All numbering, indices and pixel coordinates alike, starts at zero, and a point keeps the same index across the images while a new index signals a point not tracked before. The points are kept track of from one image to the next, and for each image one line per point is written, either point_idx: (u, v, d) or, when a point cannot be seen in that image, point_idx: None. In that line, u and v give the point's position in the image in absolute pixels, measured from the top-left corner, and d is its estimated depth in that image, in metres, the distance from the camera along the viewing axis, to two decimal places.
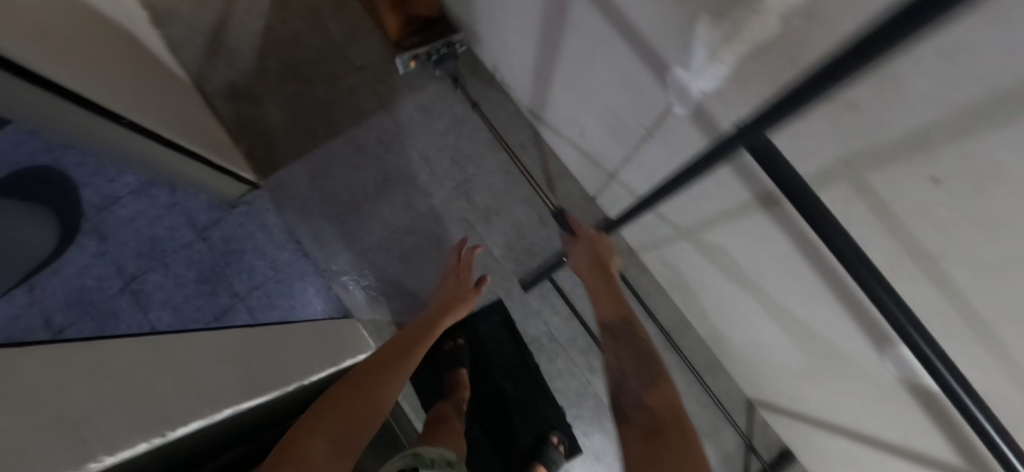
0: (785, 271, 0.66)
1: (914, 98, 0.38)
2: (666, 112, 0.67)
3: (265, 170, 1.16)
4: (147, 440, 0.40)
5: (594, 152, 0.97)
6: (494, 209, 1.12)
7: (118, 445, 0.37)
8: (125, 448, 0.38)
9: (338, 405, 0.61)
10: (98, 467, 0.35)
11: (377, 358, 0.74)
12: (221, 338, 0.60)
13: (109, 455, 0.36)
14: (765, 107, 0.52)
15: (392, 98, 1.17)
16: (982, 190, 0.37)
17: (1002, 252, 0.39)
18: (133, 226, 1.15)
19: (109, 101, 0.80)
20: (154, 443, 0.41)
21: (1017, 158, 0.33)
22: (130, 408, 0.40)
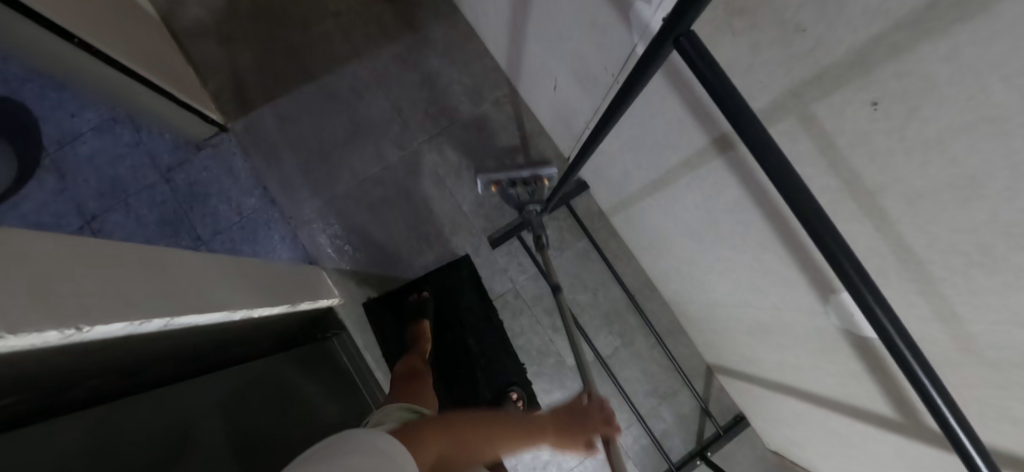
0: (740, 222, 0.66)
1: (852, 13, 0.37)
2: (630, 54, 0.66)
3: (233, 113, 1.13)
4: (59, 331, 0.39)
5: (567, 108, 0.96)
6: (466, 166, 1.11)
7: (23, 326, 0.36)
8: (32, 332, 0.36)
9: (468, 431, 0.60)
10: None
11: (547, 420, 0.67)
12: (160, 255, 0.59)
13: (12, 335, 0.35)
14: (719, 39, 0.51)
15: (367, 46, 1.14)
16: (913, 111, 0.37)
17: (931, 177, 0.39)
18: (94, 163, 1.12)
19: (59, 16, 0.76)
20: (66, 336, 0.40)
21: (944, 67, 0.33)
22: (43, 295, 0.39)
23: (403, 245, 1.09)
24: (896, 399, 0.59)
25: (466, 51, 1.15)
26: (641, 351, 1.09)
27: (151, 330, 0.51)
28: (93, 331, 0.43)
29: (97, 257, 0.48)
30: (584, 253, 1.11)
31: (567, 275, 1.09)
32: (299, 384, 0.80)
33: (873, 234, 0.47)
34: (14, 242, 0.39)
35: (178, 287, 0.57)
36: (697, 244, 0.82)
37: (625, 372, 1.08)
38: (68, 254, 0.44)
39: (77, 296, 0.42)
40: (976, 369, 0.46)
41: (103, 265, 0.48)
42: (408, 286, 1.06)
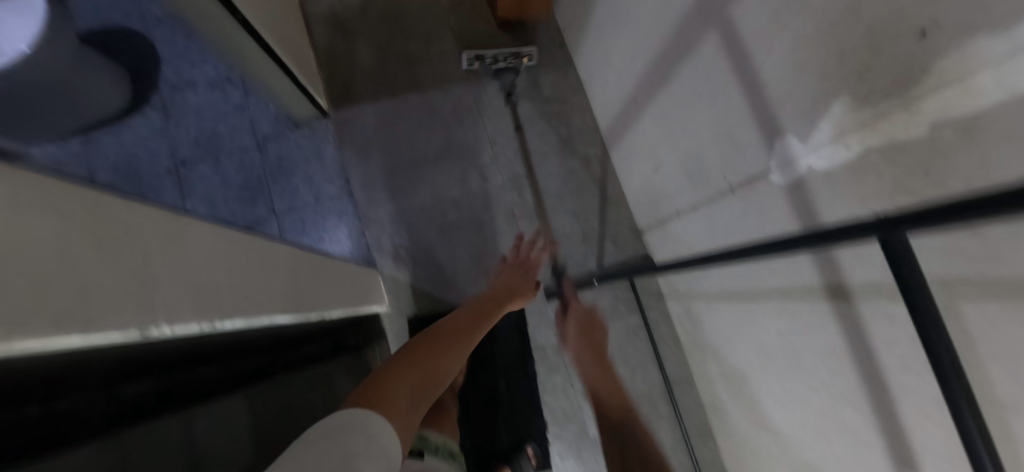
0: (827, 365, 0.65)
1: None
2: (759, 176, 0.67)
3: (337, 102, 1.17)
4: (201, 324, 0.41)
5: (662, 190, 0.96)
6: (541, 211, 1.12)
7: (177, 320, 0.38)
8: (181, 325, 0.38)
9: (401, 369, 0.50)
10: (157, 333, 0.35)
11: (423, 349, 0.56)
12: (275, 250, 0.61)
13: (168, 327, 0.37)
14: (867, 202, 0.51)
15: (480, 74, 1.18)
16: None
17: None
18: (199, 114, 1.17)
19: None
20: (204, 329, 0.42)
21: None
22: (194, 289, 0.41)
23: (462, 271, 1.10)
24: None
25: (570, 103, 1.18)
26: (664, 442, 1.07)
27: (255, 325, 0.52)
28: (220, 326, 0.44)
29: (230, 246, 0.50)
30: (633, 328, 1.10)
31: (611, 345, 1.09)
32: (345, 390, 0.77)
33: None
34: (181, 234, 0.42)
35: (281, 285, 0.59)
36: (764, 366, 0.80)
37: None
38: (210, 243, 0.46)
39: (216, 289, 0.44)
40: None
41: (232, 255, 0.50)
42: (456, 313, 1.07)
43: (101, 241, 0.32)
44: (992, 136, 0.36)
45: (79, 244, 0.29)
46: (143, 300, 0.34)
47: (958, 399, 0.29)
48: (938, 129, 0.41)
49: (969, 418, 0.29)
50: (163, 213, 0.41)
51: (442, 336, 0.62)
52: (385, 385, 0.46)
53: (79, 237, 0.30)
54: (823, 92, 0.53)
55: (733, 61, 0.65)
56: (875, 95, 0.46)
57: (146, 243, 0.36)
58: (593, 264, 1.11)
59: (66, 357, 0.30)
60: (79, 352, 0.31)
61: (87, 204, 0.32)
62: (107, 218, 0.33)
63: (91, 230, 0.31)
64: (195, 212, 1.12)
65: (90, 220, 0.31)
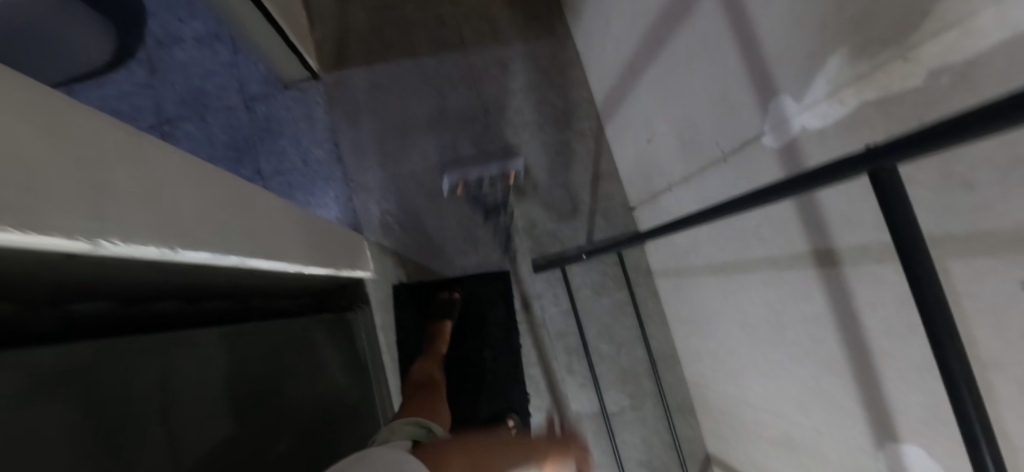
0: (811, 334, 0.64)
1: None
2: (751, 140, 0.65)
3: (328, 64, 1.13)
4: (159, 246, 0.39)
5: (655, 163, 0.95)
6: (533, 183, 1.11)
7: (132, 237, 0.35)
8: (136, 243, 0.36)
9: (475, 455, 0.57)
10: (109, 246, 0.33)
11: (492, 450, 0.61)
12: (253, 193, 0.59)
13: (121, 241, 0.34)
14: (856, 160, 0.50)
15: (476, 41, 1.15)
16: None
17: None
18: (185, 71, 1.14)
19: None
20: (164, 253, 0.39)
21: None
22: (152, 210, 0.38)
23: (451, 241, 1.08)
24: None
25: (566, 75, 1.15)
26: (646, 418, 1.07)
27: (226, 264, 0.50)
28: (186, 254, 0.42)
29: (202, 178, 0.48)
30: (621, 305, 1.09)
31: (597, 321, 1.08)
32: (321, 340, 0.80)
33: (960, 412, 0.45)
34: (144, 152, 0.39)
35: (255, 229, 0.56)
36: (749, 340, 0.79)
37: (625, 433, 1.06)
38: (178, 170, 0.44)
39: (179, 216, 0.42)
40: None
41: (203, 188, 0.47)
42: (442, 283, 1.06)
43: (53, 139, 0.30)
44: (991, 77, 0.35)
45: (32, 136, 0.28)
46: (99, 209, 0.32)
47: (939, 330, 0.28)
48: (935, 74, 0.39)
49: (949, 350, 0.28)
50: (127, 127, 0.38)
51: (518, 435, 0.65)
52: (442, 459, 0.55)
53: (32, 129, 0.28)
54: (822, 46, 0.51)
55: (732, 19, 0.63)
56: (875, 41, 0.44)
57: (103, 153, 0.34)
58: (583, 239, 1.09)
59: (18, 253, 0.28)
60: (32, 252, 0.29)
61: (41, 99, 0.29)
62: (62, 116, 0.31)
63: (44, 125, 0.29)
64: None
65: (45, 116, 0.29)
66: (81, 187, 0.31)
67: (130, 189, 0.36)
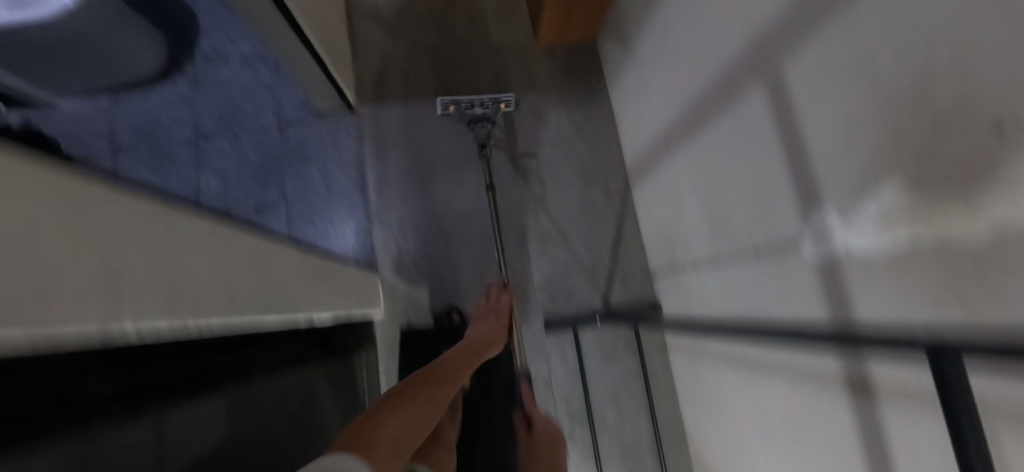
0: (835, 457, 0.60)
1: None
2: (788, 244, 0.63)
3: (365, 96, 1.15)
4: (171, 322, 0.38)
5: (681, 236, 0.92)
6: (554, 237, 1.09)
7: (144, 319, 0.35)
8: (148, 323, 0.35)
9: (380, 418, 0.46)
10: (120, 333, 0.33)
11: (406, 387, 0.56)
12: (273, 245, 0.59)
13: (133, 325, 0.34)
14: (901, 296, 0.47)
15: (512, 89, 1.16)
16: None
17: None
18: (227, 89, 1.17)
19: None
20: (175, 327, 0.39)
21: None
22: (169, 286, 0.38)
23: (464, 287, 1.07)
24: None
25: (598, 131, 1.15)
26: None
27: (237, 324, 0.50)
28: (197, 322, 0.42)
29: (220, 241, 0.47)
30: (630, 372, 1.06)
31: (604, 386, 1.05)
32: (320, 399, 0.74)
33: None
34: (171, 223, 0.39)
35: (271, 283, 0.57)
36: (765, 442, 0.75)
37: None
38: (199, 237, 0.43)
39: (197, 286, 0.42)
40: None
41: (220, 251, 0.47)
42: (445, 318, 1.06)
43: (78, 231, 0.29)
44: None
45: (55, 233, 0.27)
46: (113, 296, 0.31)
47: None
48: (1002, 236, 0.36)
49: None
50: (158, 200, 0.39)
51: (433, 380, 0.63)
52: (371, 435, 0.42)
53: (57, 226, 0.27)
54: (877, 170, 0.48)
55: (779, 119, 0.61)
56: (936, 183, 0.42)
57: (126, 234, 0.34)
58: (599, 301, 1.07)
59: (38, 352, 0.27)
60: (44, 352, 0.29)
61: (75, 188, 0.29)
62: (98, 203, 0.31)
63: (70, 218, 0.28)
64: (207, 185, 1.11)
65: (73, 208, 0.29)
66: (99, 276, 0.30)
67: (149, 268, 0.35)
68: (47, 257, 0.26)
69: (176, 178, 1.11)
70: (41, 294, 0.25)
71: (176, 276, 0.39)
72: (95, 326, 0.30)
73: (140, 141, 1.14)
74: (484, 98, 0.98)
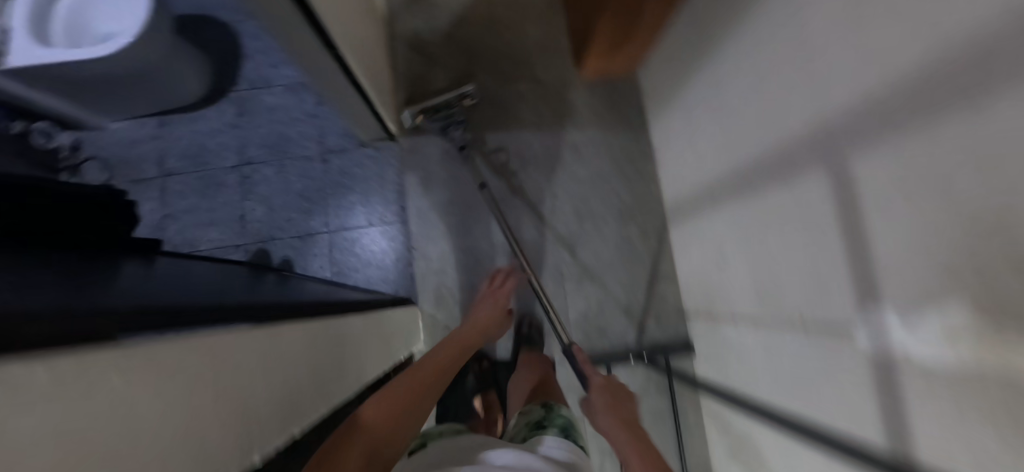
0: None
1: None
2: (843, 327, 0.63)
3: (406, 127, 1.16)
4: (283, 435, 0.42)
5: (725, 286, 0.92)
6: (592, 275, 1.11)
7: (269, 440, 0.39)
8: (270, 446, 0.39)
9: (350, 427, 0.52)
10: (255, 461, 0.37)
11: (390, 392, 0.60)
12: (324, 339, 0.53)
13: (258, 455, 0.37)
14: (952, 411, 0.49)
15: (552, 123, 1.17)
16: None
17: None
18: (271, 116, 1.18)
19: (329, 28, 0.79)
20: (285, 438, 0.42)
21: None
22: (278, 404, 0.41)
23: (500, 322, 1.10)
24: None
25: (639, 169, 1.16)
26: None
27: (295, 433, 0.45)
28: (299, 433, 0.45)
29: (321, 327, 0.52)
30: (658, 411, 1.09)
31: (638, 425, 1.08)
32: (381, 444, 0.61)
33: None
34: (276, 346, 0.42)
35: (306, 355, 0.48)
36: None
37: None
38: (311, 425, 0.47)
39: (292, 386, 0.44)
40: None
41: (307, 393, 0.47)
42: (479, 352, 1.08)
43: (216, 382, 0.32)
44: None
45: (200, 404, 0.30)
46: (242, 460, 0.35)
47: None
48: None
49: None
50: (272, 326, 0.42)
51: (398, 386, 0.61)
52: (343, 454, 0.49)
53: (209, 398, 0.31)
54: (944, 287, 0.48)
55: (840, 207, 0.62)
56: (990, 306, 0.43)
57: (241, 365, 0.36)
58: (632, 337, 1.10)
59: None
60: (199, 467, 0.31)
61: (217, 337, 0.33)
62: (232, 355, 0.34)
63: (208, 398, 0.31)
64: (253, 213, 1.14)
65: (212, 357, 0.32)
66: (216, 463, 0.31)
67: (263, 397, 0.38)
68: (198, 408, 0.30)
69: (222, 204, 1.14)
70: (192, 457, 0.29)
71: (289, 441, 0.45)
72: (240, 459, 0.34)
73: (187, 166, 1.17)
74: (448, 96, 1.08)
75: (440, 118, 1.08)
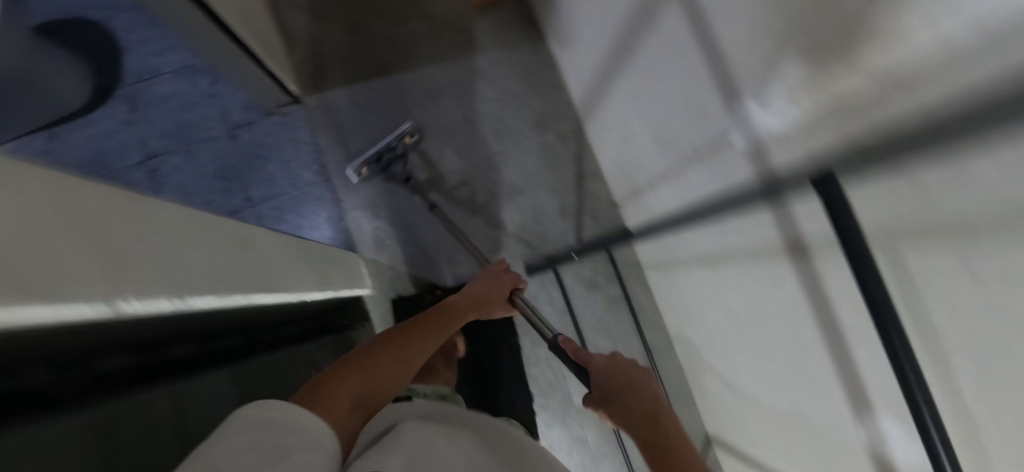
0: (789, 324, 0.67)
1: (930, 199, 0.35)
2: (722, 138, 0.68)
3: (307, 86, 1.15)
4: (170, 300, 0.41)
5: (636, 158, 0.98)
6: (522, 188, 1.15)
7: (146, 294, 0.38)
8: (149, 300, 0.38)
9: (355, 362, 0.55)
10: (131, 307, 0.36)
11: (388, 344, 0.60)
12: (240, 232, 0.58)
13: (137, 300, 0.36)
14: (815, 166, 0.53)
15: (451, 53, 1.17)
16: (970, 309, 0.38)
17: None
18: (166, 105, 1.14)
19: None
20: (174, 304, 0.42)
21: None
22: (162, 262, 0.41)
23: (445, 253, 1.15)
24: None
25: (545, 79, 1.18)
26: None
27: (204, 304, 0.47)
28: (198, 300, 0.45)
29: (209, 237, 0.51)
30: (613, 298, 1.10)
31: (596, 319, 1.10)
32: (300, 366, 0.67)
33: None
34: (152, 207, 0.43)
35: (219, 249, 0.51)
36: (736, 327, 0.82)
37: None
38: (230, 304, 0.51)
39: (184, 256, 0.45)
40: None
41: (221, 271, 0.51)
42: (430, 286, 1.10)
43: (73, 204, 0.32)
44: (900, 117, 0.37)
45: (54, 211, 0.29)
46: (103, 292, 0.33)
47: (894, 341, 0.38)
48: (883, 80, 0.38)
49: (906, 365, 0.37)
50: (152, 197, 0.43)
51: (396, 342, 0.61)
52: (331, 387, 0.49)
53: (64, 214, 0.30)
54: (776, 51, 0.53)
55: (694, 28, 0.67)
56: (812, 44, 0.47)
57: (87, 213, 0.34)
58: (572, 236, 1.15)
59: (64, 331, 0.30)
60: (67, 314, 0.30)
61: (77, 178, 0.34)
62: (99, 193, 0.35)
63: (66, 229, 0.30)
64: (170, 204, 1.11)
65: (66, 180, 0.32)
66: (79, 281, 0.30)
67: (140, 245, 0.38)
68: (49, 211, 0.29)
69: None
70: (49, 254, 0.28)
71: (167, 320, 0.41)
72: (108, 298, 0.33)
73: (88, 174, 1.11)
74: (389, 139, 1.05)
75: (382, 162, 1.07)
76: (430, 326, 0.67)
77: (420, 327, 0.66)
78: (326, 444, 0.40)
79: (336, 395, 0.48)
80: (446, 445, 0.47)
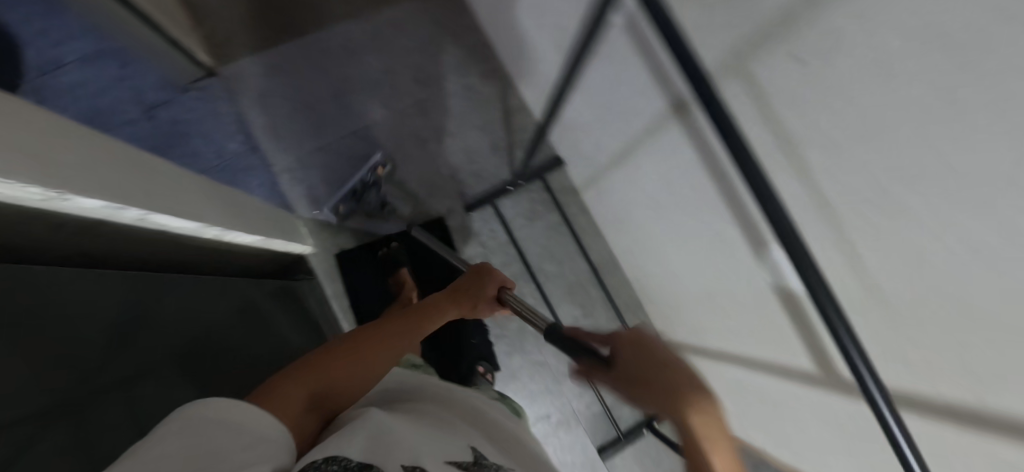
0: (690, 187, 0.71)
1: None
2: (605, 20, 0.68)
3: (221, 57, 1.14)
4: (59, 192, 0.43)
5: (545, 78, 1.01)
6: (448, 131, 1.17)
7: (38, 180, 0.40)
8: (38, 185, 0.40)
9: (321, 362, 0.56)
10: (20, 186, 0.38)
11: (357, 348, 0.61)
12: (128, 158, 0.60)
13: (31, 183, 0.39)
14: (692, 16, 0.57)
15: (363, 7, 1.18)
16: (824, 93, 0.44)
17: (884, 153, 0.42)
18: (76, 95, 1.08)
19: None
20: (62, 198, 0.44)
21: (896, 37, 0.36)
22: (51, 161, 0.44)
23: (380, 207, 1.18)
24: (817, 350, 0.60)
25: (459, 22, 1.19)
26: (601, 322, 1.14)
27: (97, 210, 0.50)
28: (86, 202, 0.47)
29: (87, 153, 0.52)
30: (555, 225, 1.17)
31: (539, 246, 1.16)
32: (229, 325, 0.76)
33: (816, 213, 0.53)
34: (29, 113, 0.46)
35: (116, 170, 0.55)
36: (655, 214, 0.86)
37: None
38: (127, 222, 0.55)
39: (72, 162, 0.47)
40: (873, 313, 0.53)
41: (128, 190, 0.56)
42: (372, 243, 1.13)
43: None
44: None
45: None
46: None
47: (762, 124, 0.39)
48: None
49: None
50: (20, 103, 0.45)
51: (361, 348, 0.61)
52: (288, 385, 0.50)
53: None
54: None
55: None
56: None
57: (20, 118, 0.43)
58: (507, 171, 1.17)
59: None
60: None
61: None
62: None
63: None
64: None
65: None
66: None
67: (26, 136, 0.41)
68: None
69: None
70: None
71: (83, 223, 0.50)
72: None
73: None
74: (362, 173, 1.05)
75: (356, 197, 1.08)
76: (398, 331, 0.67)
77: (392, 333, 0.67)
78: (275, 437, 0.42)
79: (294, 393, 0.49)
80: (409, 434, 0.48)
